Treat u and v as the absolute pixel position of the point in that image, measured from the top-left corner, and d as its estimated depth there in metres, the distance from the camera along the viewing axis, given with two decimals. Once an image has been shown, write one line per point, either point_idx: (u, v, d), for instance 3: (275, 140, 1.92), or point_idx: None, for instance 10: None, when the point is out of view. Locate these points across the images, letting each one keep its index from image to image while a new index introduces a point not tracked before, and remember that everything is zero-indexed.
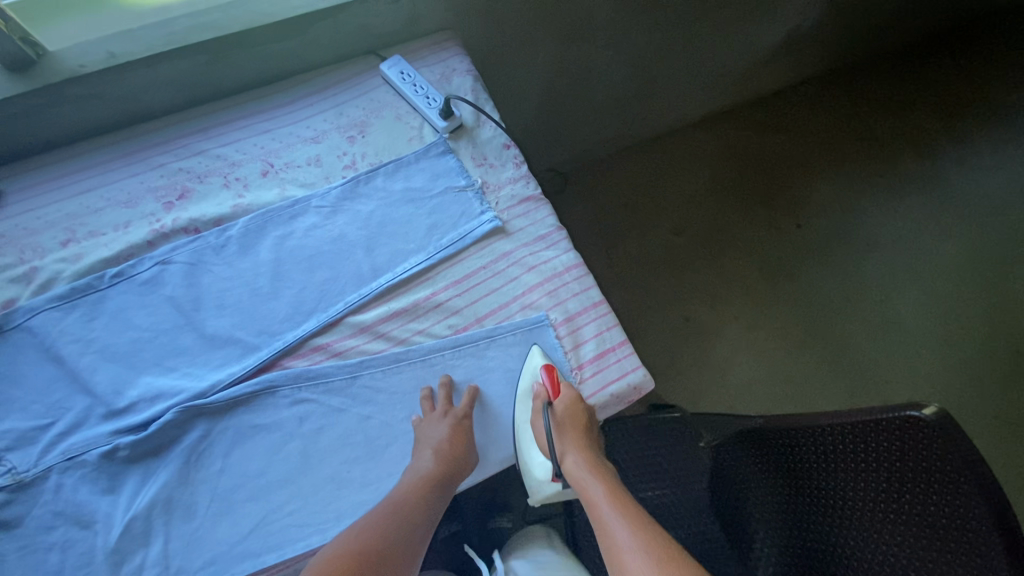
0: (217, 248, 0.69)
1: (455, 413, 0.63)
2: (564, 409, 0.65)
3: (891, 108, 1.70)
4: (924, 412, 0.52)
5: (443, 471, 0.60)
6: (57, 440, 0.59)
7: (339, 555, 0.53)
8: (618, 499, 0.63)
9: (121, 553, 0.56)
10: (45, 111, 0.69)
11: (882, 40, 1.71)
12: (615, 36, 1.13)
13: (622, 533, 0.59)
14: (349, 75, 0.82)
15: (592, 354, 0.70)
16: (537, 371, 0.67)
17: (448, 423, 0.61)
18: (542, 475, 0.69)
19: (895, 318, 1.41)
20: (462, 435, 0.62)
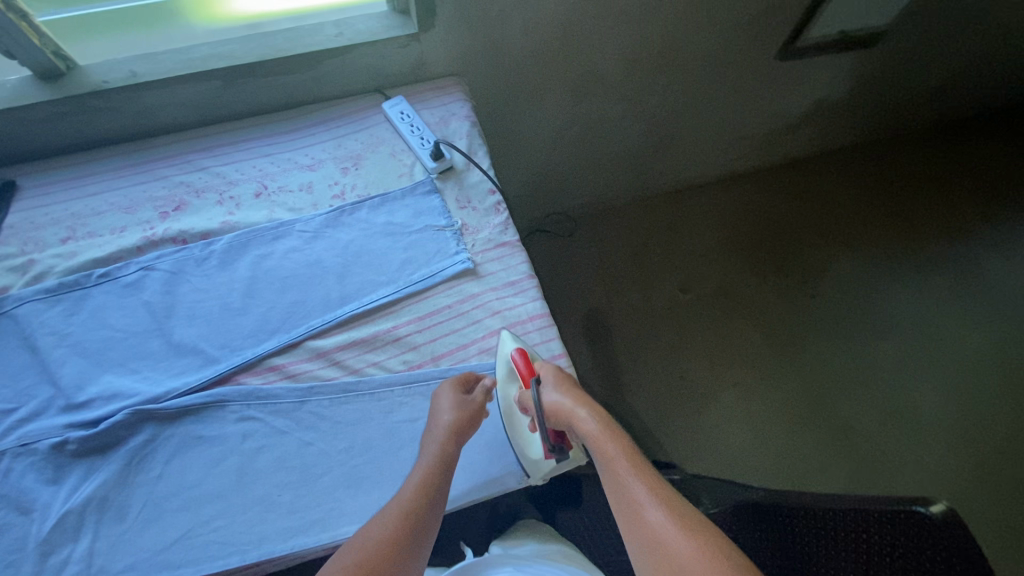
0: (199, 260, 0.73)
1: (456, 399, 0.64)
2: (551, 373, 0.66)
3: (925, 187, 1.65)
4: (932, 509, 0.58)
5: (449, 462, 0.59)
6: (16, 425, 0.62)
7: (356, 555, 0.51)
8: (634, 458, 0.58)
9: (49, 545, 0.57)
10: (69, 118, 0.76)
11: (919, 117, 1.67)
12: (630, 92, 1.15)
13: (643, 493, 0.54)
14: (353, 110, 0.86)
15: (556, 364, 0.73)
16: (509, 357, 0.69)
17: (456, 405, 0.63)
18: (537, 453, 0.67)
19: (907, 404, 1.34)
20: (465, 417, 0.62)
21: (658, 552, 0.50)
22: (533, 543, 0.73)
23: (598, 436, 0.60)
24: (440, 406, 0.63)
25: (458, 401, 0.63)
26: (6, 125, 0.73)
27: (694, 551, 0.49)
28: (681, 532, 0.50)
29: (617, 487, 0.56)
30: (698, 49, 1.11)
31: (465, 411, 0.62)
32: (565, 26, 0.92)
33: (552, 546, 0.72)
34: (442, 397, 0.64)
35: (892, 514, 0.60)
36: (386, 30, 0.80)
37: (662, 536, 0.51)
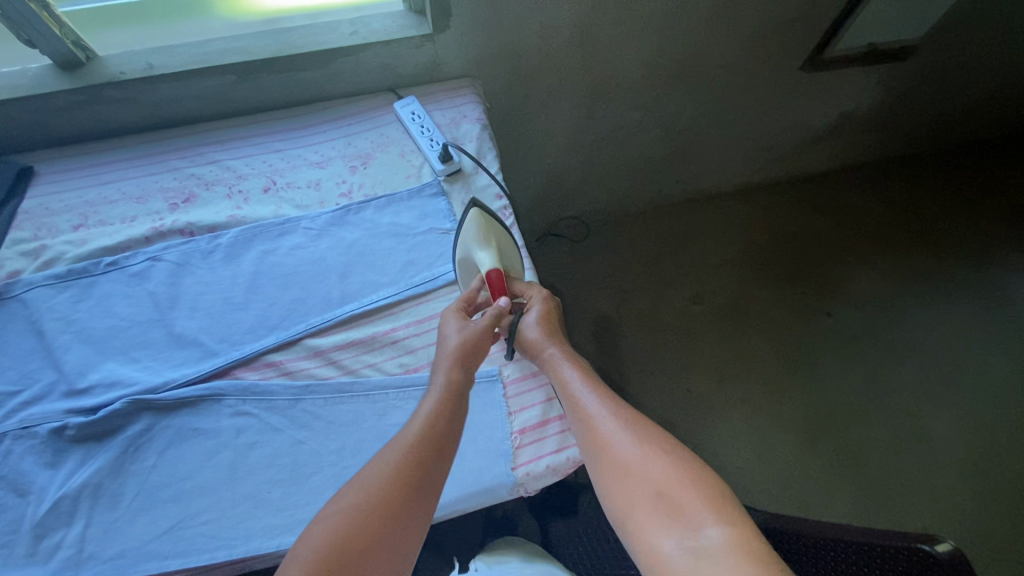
0: (205, 253, 0.74)
1: (458, 325, 0.68)
2: (538, 302, 0.74)
3: (954, 207, 1.59)
4: (937, 548, 0.55)
5: (459, 383, 0.64)
6: (19, 408, 0.64)
7: (366, 482, 0.55)
8: (588, 379, 0.66)
9: (43, 528, 0.59)
10: (87, 108, 0.77)
11: (952, 134, 1.62)
12: (647, 99, 1.13)
13: (598, 406, 0.62)
14: (365, 109, 0.86)
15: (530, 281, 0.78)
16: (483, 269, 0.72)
17: (459, 327, 0.67)
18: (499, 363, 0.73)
19: (922, 431, 1.29)
20: (467, 338, 0.66)
21: (610, 455, 0.59)
22: (512, 555, 0.74)
23: (559, 359, 0.68)
24: (445, 335, 0.67)
25: (460, 326, 0.68)
26: (26, 112, 0.75)
27: (645, 454, 0.58)
28: (630, 437, 0.60)
29: (575, 406, 0.63)
30: (721, 57, 1.08)
31: (467, 335, 0.67)
32: (581, 30, 0.90)
33: (536, 563, 0.71)
34: (448, 325, 0.68)
35: (897, 550, 0.58)
36: (401, 29, 0.80)
37: (614, 443, 0.60)
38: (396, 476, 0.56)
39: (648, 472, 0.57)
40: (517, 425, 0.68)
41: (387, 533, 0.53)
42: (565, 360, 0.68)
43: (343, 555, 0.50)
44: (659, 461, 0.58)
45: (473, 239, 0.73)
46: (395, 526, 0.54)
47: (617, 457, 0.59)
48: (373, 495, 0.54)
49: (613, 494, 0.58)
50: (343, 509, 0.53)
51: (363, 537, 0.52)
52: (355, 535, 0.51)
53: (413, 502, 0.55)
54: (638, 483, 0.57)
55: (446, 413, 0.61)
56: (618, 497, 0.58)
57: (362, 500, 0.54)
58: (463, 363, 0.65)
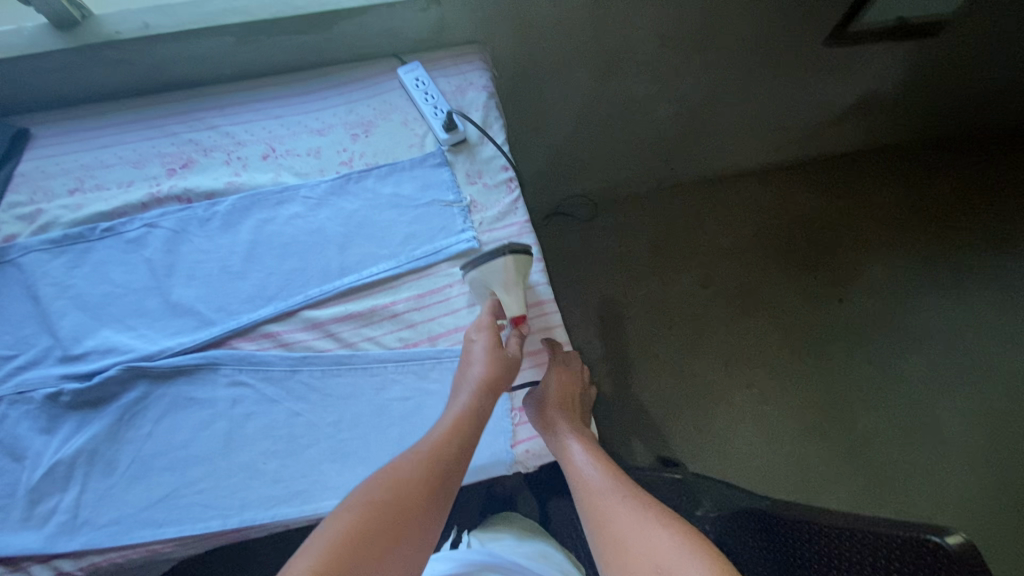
0: (202, 220, 0.72)
1: (490, 348, 0.63)
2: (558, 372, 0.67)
3: (990, 192, 1.48)
4: (946, 540, 0.54)
5: (482, 410, 0.60)
6: (16, 372, 0.63)
7: (377, 489, 0.54)
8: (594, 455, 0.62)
9: (39, 492, 0.59)
10: (82, 68, 0.75)
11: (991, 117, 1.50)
12: (660, 72, 1.08)
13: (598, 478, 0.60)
14: (368, 74, 0.83)
15: (546, 295, 0.70)
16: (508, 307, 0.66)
17: (492, 353, 0.62)
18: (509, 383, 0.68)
19: (932, 423, 1.27)
20: (497, 370, 0.62)
21: (609, 530, 0.55)
22: (507, 531, 0.77)
23: (563, 430, 0.64)
24: (472, 355, 0.63)
25: (491, 352, 0.62)
26: (20, 73, 0.73)
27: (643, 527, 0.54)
28: (627, 509, 0.56)
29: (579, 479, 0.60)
30: (740, 27, 1.03)
31: (497, 366, 0.62)
32: None
33: (528, 541, 0.74)
34: (475, 345, 0.63)
35: (900, 538, 0.58)
36: None
37: (610, 516, 0.56)
38: (412, 486, 0.54)
39: (643, 543, 0.53)
40: (517, 402, 0.67)
41: (401, 546, 0.51)
42: (567, 428, 0.64)
43: (355, 563, 0.48)
44: (657, 534, 0.53)
45: (498, 283, 0.64)
46: (408, 539, 0.52)
47: (613, 529, 0.55)
48: (388, 502, 0.53)
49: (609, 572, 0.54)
50: (358, 513, 0.52)
51: (377, 546, 0.50)
52: (369, 543, 0.50)
53: (428, 516, 0.54)
54: (632, 556, 0.52)
55: (462, 435, 0.59)
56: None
57: (377, 506, 0.52)
58: (490, 390, 0.61)
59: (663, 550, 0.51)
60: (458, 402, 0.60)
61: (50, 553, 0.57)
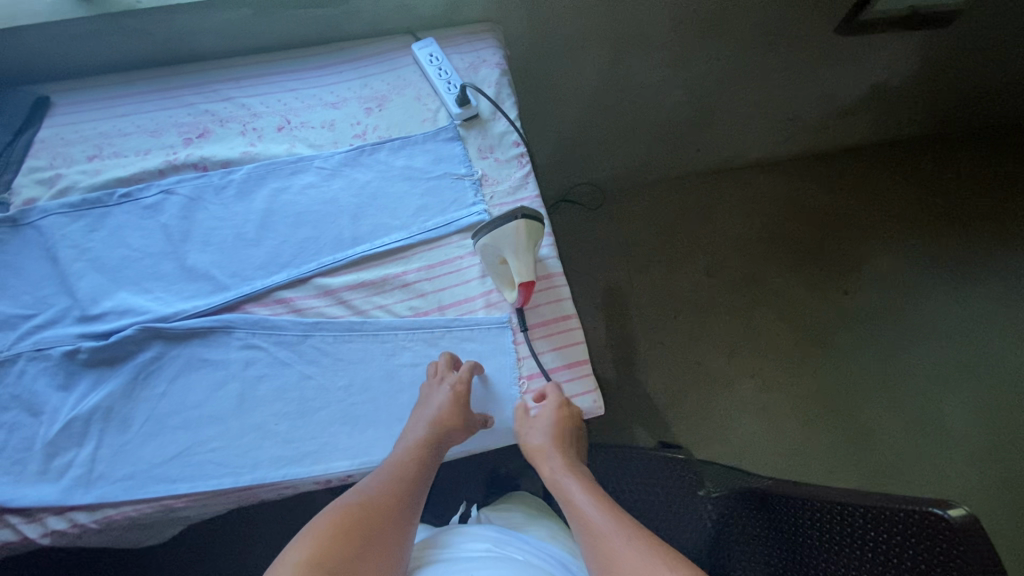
0: (218, 188, 0.73)
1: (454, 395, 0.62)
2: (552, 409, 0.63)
3: (999, 189, 1.48)
4: (949, 513, 0.56)
5: (440, 448, 0.62)
6: (33, 330, 0.65)
7: (348, 505, 0.58)
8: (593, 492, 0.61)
9: (56, 446, 0.60)
10: (103, 38, 0.76)
11: (1003, 113, 1.49)
12: (670, 58, 1.09)
13: (597, 514, 0.59)
14: (382, 50, 0.84)
15: (555, 268, 0.71)
16: (515, 272, 0.63)
17: (447, 393, 0.61)
18: (515, 354, 0.67)
19: (935, 417, 1.27)
20: (459, 418, 0.61)
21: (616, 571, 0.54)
22: (515, 513, 0.79)
23: (555, 470, 0.63)
24: (432, 397, 0.62)
25: (456, 402, 0.61)
26: (44, 40, 0.75)
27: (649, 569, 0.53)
28: (636, 550, 0.54)
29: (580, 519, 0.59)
30: (751, 13, 1.03)
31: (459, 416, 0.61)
32: None
33: (536, 522, 0.77)
34: (440, 392, 0.61)
35: (905, 512, 0.59)
36: None
37: (620, 559, 0.55)
38: (379, 505, 0.58)
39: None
40: (525, 371, 0.67)
41: (372, 550, 0.56)
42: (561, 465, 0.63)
43: (333, 562, 0.54)
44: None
45: (509, 243, 0.63)
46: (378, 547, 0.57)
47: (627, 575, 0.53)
48: (362, 508, 0.58)
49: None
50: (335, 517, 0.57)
51: (350, 549, 0.55)
52: (346, 545, 0.55)
53: (396, 531, 0.59)
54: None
55: (423, 463, 0.61)
56: None
57: (349, 512, 0.57)
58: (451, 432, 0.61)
59: None
60: (415, 434, 0.61)
61: (65, 505, 0.58)
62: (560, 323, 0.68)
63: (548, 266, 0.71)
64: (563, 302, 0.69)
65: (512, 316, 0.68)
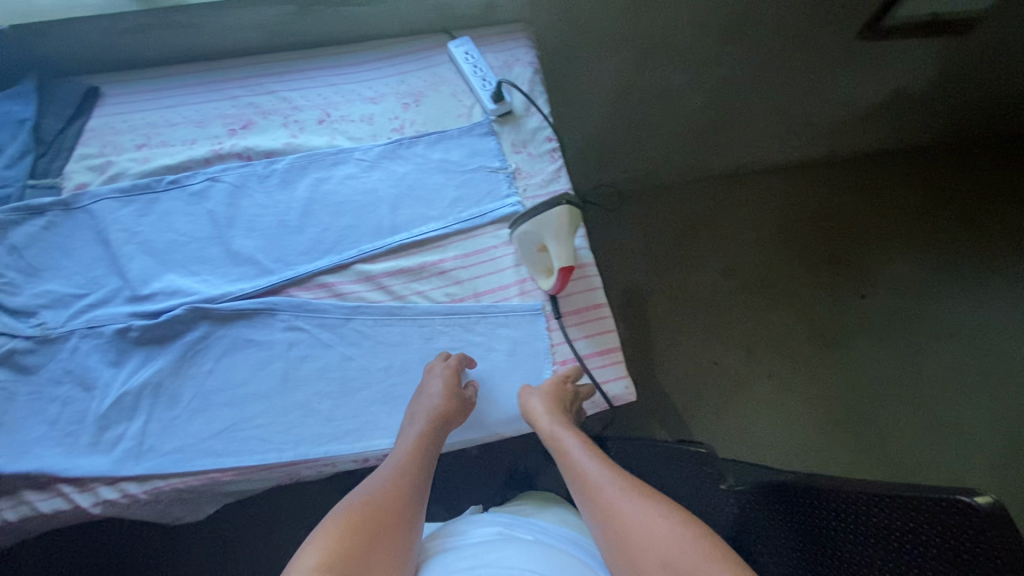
0: (261, 177, 0.75)
1: (448, 381, 0.63)
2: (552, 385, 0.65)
3: (1013, 195, 1.49)
4: (976, 499, 0.55)
5: (439, 437, 0.62)
6: (85, 309, 0.67)
7: (353, 507, 0.57)
8: (591, 448, 0.65)
9: (108, 420, 0.63)
10: (153, 32, 0.79)
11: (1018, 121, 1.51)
12: (694, 61, 1.11)
13: (594, 469, 0.63)
14: (419, 48, 0.86)
15: (588, 258, 0.73)
16: (554, 256, 0.65)
17: (444, 384, 0.63)
18: (548, 341, 0.69)
19: (952, 418, 1.28)
20: (454, 405, 0.62)
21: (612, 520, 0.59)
22: (527, 501, 0.81)
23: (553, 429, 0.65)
24: (428, 388, 0.63)
25: (450, 387, 0.62)
26: (97, 33, 0.78)
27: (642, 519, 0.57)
28: (632, 504, 0.59)
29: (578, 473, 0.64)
30: (774, 17, 1.05)
31: (455, 402, 0.62)
32: None
33: (548, 508, 0.78)
34: (435, 379, 0.63)
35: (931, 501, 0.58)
36: None
37: (614, 509, 0.59)
38: (384, 501, 0.58)
39: (650, 540, 0.56)
40: (558, 357, 0.68)
41: (385, 544, 0.55)
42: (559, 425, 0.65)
43: (348, 555, 0.52)
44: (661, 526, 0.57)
45: (551, 228, 0.65)
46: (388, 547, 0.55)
47: (622, 522, 0.58)
48: (369, 504, 0.57)
49: (616, 558, 0.58)
50: (343, 513, 0.56)
51: (362, 546, 0.53)
52: (356, 542, 0.53)
53: (405, 531, 0.57)
54: (641, 551, 0.56)
55: (424, 456, 0.61)
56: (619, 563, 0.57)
57: (354, 510, 0.57)
58: (449, 419, 0.62)
59: (666, 539, 0.55)
60: (414, 428, 0.62)
61: (117, 475, 0.61)
62: (592, 312, 0.71)
63: (581, 256, 0.73)
64: (595, 291, 0.71)
65: (545, 304, 0.70)
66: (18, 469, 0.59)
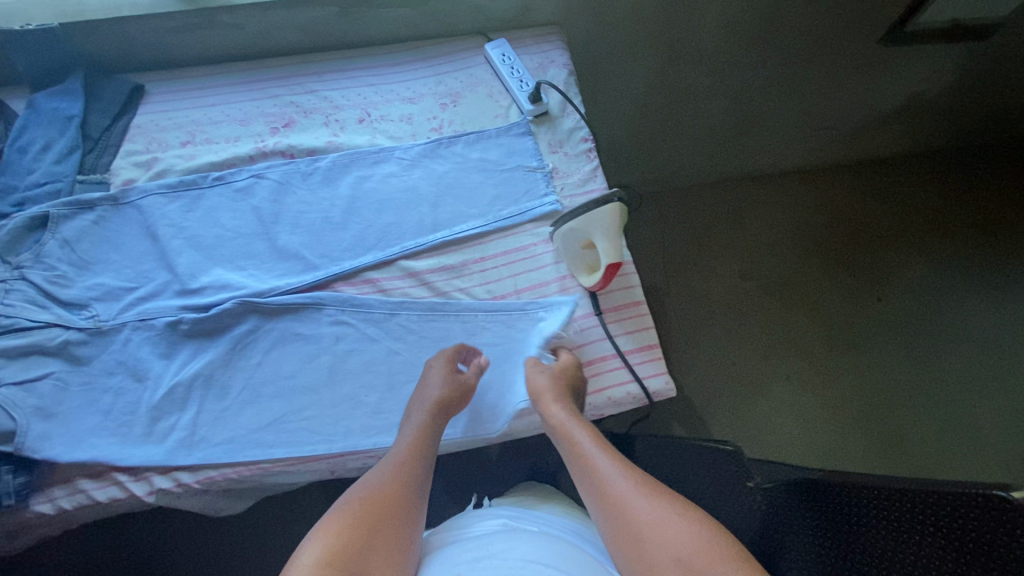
0: (305, 175, 0.77)
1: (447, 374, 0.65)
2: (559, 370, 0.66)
3: None
4: (1012, 494, 0.52)
5: (438, 429, 0.64)
6: (136, 302, 0.68)
7: (351, 503, 0.56)
8: (598, 440, 0.62)
9: (160, 411, 0.64)
10: (198, 31, 0.81)
11: None
12: (719, 64, 1.13)
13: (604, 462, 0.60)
14: (456, 49, 0.88)
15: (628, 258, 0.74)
16: (602, 253, 0.66)
17: (446, 377, 0.65)
18: (588, 336, 0.71)
19: (968, 419, 1.29)
20: (453, 396, 0.64)
21: (624, 517, 0.56)
22: (524, 495, 0.81)
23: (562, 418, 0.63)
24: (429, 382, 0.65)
25: (450, 377, 0.65)
26: (142, 32, 0.79)
27: (655, 516, 0.55)
28: (645, 500, 0.56)
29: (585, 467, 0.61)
30: (799, 20, 1.07)
31: (454, 388, 0.64)
32: None
33: (548, 501, 0.79)
34: (435, 369, 0.66)
35: (963, 495, 0.56)
36: None
37: (625, 505, 0.56)
38: (383, 496, 0.57)
39: (665, 537, 0.53)
40: (599, 353, 0.70)
41: (385, 537, 0.54)
42: (565, 414, 0.63)
43: (348, 549, 0.51)
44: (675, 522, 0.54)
45: (600, 225, 0.66)
46: (390, 541, 0.54)
47: (634, 518, 0.55)
48: (366, 498, 0.56)
49: (626, 557, 0.55)
50: (340, 514, 0.54)
51: (361, 540, 0.52)
52: (356, 536, 0.52)
53: (407, 524, 0.57)
54: (654, 549, 0.53)
55: (425, 453, 0.62)
56: (631, 563, 0.54)
57: (352, 507, 0.55)
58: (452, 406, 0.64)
59: (680, 536, 0.53)
60: (413, 423, 0.63)
61: (170, 464, 0.62)
62: (631, 309, 0.72)
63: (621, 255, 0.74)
64: (635, 290, 0.73)
65: (586, 300, 0.72)
66: (74, 458, 0.60)
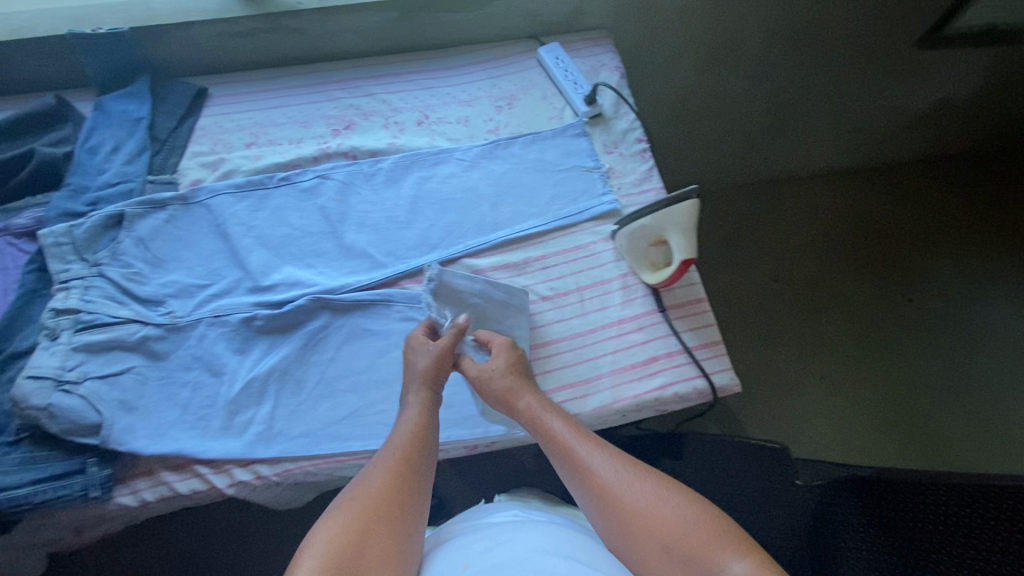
0: (368, 175, 0.78)
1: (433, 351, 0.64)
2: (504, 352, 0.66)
3: None
4: None
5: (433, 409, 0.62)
6: (210, 299, 0.70)
7: (348, 500, 0.54)
8: (577, 429, 0.61)
9: (237, 405, 0.65)
10: (261, 35, 0.83)
11: None
12: (756, 67, 1.14)
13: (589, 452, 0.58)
14: (509, 53, 0.90)
15: None
16: (676, 248, 0.67)
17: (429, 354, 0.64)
18: (653, 332, 0.71)
19: (999, 416, 1.29)
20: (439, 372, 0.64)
21: (618, 507, 0.55)
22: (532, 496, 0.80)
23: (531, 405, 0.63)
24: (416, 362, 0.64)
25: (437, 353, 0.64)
26: (208, 37, 0.81)
27: (650, 503, 0.54)
28: (638, 487, 0.55)
29: (571, 461, 0.59)
30: (834, 25, 1.09)
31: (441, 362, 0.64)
32: None
33: (561, 506, 0.78)
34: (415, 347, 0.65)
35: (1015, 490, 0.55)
36: None
37: (619, 495, 0.55)
38: (379, 488, 0.55)
39: (662, 524, 0.53)
40: (664, 348, 0.70)
41: (383, 531, 0.53)
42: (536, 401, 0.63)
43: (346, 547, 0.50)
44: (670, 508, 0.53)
45: (676, 222, 0.67)
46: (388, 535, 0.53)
47: (628, 507, 0.55)
48: (361, 492, 0.55)
49: (626, 547, 0.54)
50: (335, 518, 0.52)
51: (359, 535, 0.51)
52: (354, 532, 0.51)
53: (405, 516, 0.55)
54: (652, 537, 0.52)
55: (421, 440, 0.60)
56: (631, 551, 0.54)
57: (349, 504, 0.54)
58: (432, 383, 0.63)
59: (676, 522, 0.52)
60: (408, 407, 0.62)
61: (249, 457, 0.63)
62: (694, 307, 0.73)
63: None
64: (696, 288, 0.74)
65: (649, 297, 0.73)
66: (156, 450, 0.62)
